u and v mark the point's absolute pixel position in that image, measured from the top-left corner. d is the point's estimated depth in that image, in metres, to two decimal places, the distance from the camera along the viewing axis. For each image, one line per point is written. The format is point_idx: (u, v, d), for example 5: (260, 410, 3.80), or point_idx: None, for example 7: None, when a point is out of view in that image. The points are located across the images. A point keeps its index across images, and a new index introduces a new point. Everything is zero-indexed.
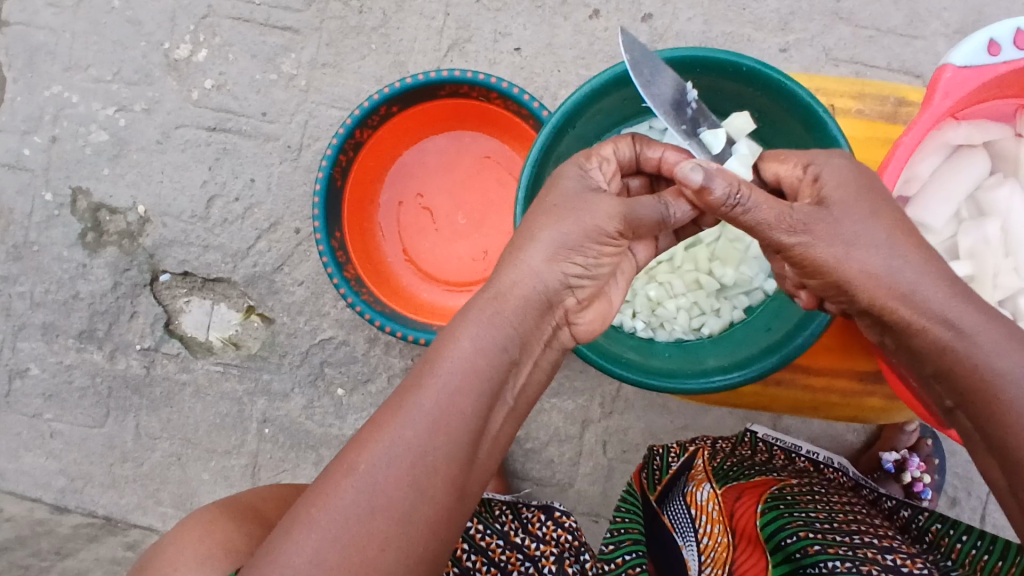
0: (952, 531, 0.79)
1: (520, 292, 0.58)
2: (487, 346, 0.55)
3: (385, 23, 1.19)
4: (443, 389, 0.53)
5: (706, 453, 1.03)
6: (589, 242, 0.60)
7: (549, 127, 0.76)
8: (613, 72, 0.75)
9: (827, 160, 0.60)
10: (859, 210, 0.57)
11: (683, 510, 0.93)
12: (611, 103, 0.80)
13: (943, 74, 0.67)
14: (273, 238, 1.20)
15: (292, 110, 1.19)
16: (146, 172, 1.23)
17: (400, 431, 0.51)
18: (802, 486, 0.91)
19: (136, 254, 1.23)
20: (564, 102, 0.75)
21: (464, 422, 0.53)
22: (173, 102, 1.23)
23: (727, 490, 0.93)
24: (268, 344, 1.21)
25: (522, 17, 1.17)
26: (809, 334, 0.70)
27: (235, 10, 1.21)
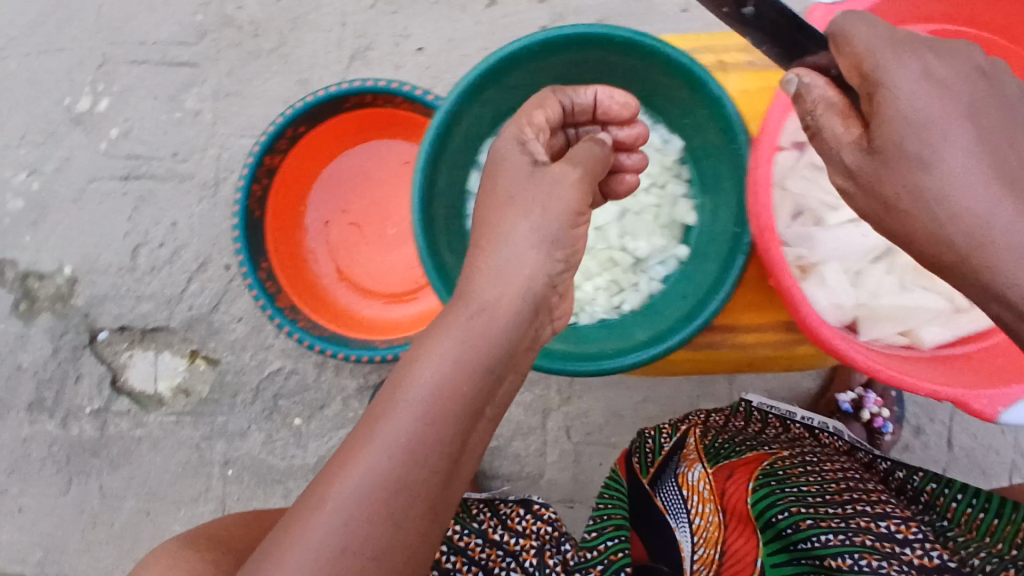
0: (947, 490, 0.85)
1: (507, 307, 0.56)
2: (463, 365, 0.53)
3: (282, 43, 1.16)
4: (416, 415, 0.50)
5: (697, 430, 1.04)
6: (561, 227, 0.59)
7: (438, 123, 0.69)
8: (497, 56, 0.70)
9: (915, 60, 0.54)
10: (934, 135, 0.53)
11: (675, 491, 0.96)
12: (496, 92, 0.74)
13: (815, 13, 0.65)
14: (205, 278, 1.18)
15: (202, 145, 1.17)
16: (68, 232, 1.21)
17: (370, 462, 0.49)
18: (796, 456, 0.94)
19: (71, 316, 1.21)
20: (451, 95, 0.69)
21: (445, 447, 0.51)
22: (83, 157, 1.20)
23: (718, 469, 0.96)
24: (218, 385, 1.19)
25: (420, 15, 1.15)
26: (721, 296, 0.68)
27: (130, 54, 1.18)
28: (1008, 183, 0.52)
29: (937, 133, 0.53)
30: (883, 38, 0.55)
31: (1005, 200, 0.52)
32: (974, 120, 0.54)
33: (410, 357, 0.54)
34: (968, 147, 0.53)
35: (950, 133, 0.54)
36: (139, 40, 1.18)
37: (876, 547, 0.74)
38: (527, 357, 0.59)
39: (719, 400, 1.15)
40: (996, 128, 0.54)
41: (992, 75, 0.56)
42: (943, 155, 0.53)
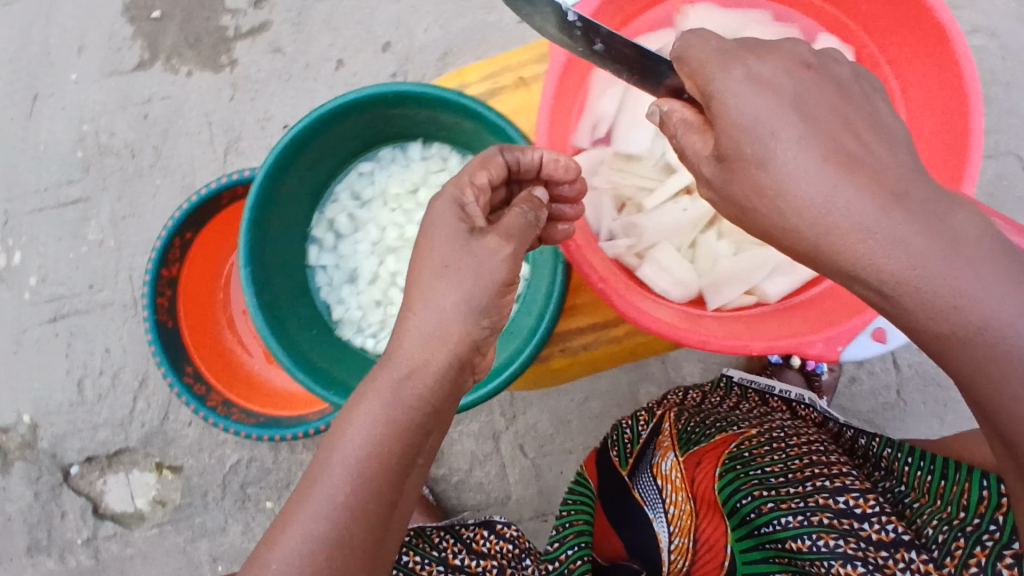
0: (900, 455, 0.85)
1: (436, 369, 0.53)
2: (395, 421, 0.51)
3: (160, 156, 1.21)
4: (350, 474, 0.49)
5: (673, 414, 1.03)
6: (491, 297, 0.55)
7: (244, 230, 0.69)
8: (277, 148, 0.69)
9: (746, 62, 0.51)
10: (768, 129, 0.49)
11: (651, 482, 0.97)
12: (297, 177, 0.74)
13: None
14: (148, 393, 1.24)
15: (113, 271, 1.22)
16: (17, 382, 1.27)
17: (308, 522, 0.49)
18: (763, 434, 0.93)
19: (40, 459, 1.27)
20: (246, 200, 0.68)
21: (379, 504, 0.50)
22: (12, 310, 1.26)
23: (689, 455, 0.95)
24: (188, 489, 1.24)
25: (277, 94, 1.18)
26: (551, 310, 0.71)
27: (28, 204, 1.24)
28: (847, 164, 0.48)
29: (778, 123, 0.49)
30: (720, 46, 0.52)
31: (846, 181, 0.47)
32: (806, 106, 0.50)
33: (342, 418, 0.53)
34: (806, 131, 0.49)
35: (781, 127, 0.49)
36: (33, 190, 1.24)
37: (834, 525, 0.77)
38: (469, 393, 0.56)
39: (656, 381, 1.16)
40: (835, 116, 0.50)
41: (817, 66, 0.52)
42: (782, 144, 0.49)
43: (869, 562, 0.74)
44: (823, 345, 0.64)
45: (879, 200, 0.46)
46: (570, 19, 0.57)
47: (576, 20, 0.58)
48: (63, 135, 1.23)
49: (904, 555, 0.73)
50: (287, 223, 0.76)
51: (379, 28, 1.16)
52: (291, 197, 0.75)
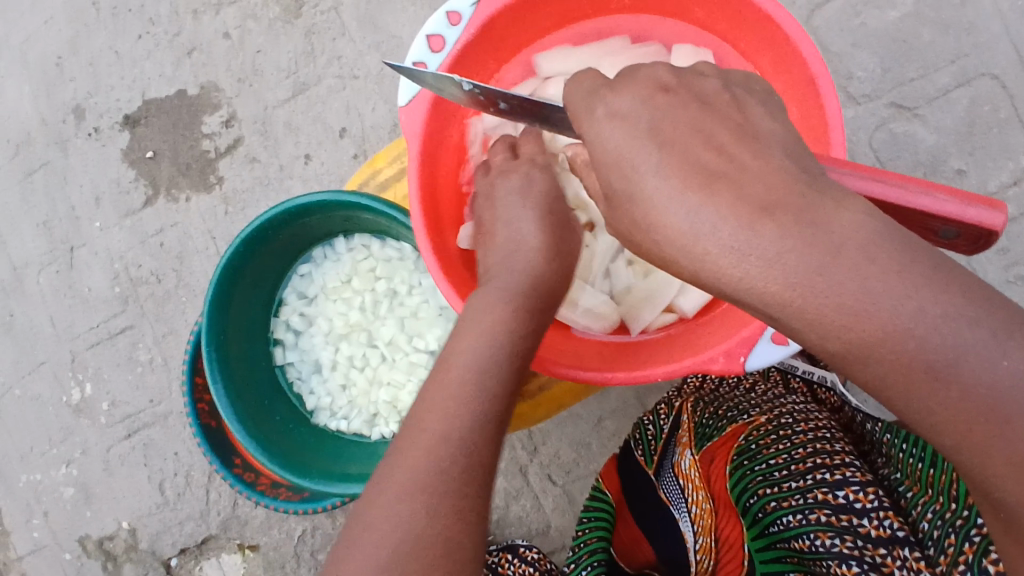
0: (896, 439, 0.81)
1: (521, 332, 0.62)
2: (491, 375, 0.59)
3: (180, 277, 1.36)
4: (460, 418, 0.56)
5: (690, 406, 1.04)
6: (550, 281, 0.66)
7: (207, 355, 0.77)
8: (216, 276, 0.77)
9: (611, 100, 0.51)
10: (640, 155, 0.47)
11: (673, 481, 0.96)
12: (242, 297, 0.82)
13: (402, 120, 0.68)
14: (217, 484, 1.38)
15: (167, 384, 1.38)
16: (113, 495, 1.44)
17: (406, 472, 0.54)
18: (773, 419, 0.92)
19: (144, 559, 1.43)
20: (200, 327, 0.76)
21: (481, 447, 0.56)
22: (95, 434, 1.44)
23: (704, 452, 0.95)
24: (268, 564, 1.37)
25: (263, 201, 1.31)
26: None
27: (87, 341, 1.42)
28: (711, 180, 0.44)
29: (641, 153, 0.47)
30: (595, 91, 0.52)
31: (705, 205, 0.44)
32: (666, 131, 0.47)
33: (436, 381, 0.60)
34: (667, 151, 0.46)
35: (652, 149, 0.47)
36: (88, 328, 1.42)
37: (832, 522, 0.76)
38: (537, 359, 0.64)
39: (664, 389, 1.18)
40: (697, 127, 0.47)
41: (677, 86, 0.51)
42: (648, 168, 0.47)
43: (865, 563, 0.72)
44: (724, 360, 0.62)
45: (743, 217, 0.42)
46: (467, 89, 0.60)
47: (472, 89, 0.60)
48: (101, 277, 1.41)
49: (899, 554, 0.71)
50: (245, 339, 0.84)
51: (333, 119, 1.27)
52: (242, 316, 0.83)
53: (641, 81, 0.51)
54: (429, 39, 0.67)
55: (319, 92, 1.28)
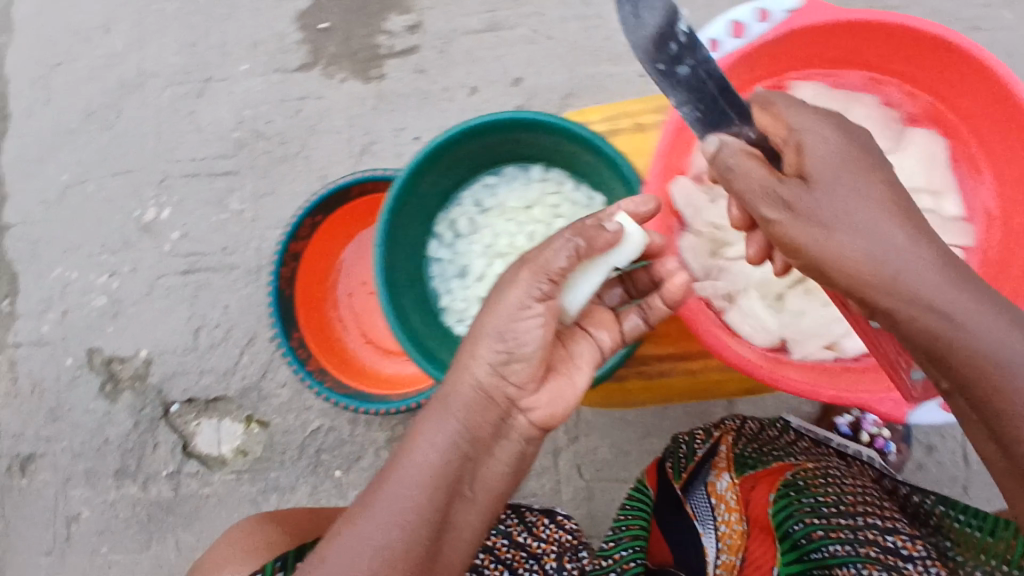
0: (951, 513, 0.89)
1: (466, 403, 0.76)
2: (439, 452, 0.73)
3: (303, 147, 1.37)
4: (423, 471, 0.72)
5: (730, 438, 1.07)
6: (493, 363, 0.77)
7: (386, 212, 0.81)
8: (426, 149, 0.81)
9: (822, 135, 0.59)
10: (852, 185, 0.57)
11: (704, 499, 1.03)
12: (434, 179, 0.86)
13: None
14: (254, 351, 1.37)
15: (246, 240, 1.38)
16: (142, 321, 1.43)
17: (398, 509, 0.70)
18: (819, 468, 0.97)
19: (148, 392, 1.42)
20: (392, 185, 0.80)
21: (434, 496, 0.71)
22: (152, 258, 1.43)
23: (744, 479, 1.01)
24: (269, 445, 1.37)
25: (414, 111, 1.32)
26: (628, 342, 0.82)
27: (184, 169, 1.42)
28: (904, 215, 0.56)
29: (846, 184, 0.57)
30: (801, 117, 0.61)
31: (900, 240, 0.55)
32: (857, 166, 0.58)
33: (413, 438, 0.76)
34: (870, 191, 0.57)
35: (866, 188, 0.57)
36: (190, 158, 1.42)
37: (880, 559, 0.81)
38: (483, 491, 0.76)
39: None
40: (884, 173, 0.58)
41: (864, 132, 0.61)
42: (857, 198, 0.57)
43: None
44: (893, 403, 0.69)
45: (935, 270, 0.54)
46: (680, 27, 0.62)
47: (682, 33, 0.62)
48: (225, 117, 1.41)
49: None
50: (417, 220, 0.88)
51: (513, 64, 1.29)
52: (425, 197, 0.87)
53: (846, 128, 0.60)
54: (731, 25, 0.73)
55: (510, 36, 1.30)
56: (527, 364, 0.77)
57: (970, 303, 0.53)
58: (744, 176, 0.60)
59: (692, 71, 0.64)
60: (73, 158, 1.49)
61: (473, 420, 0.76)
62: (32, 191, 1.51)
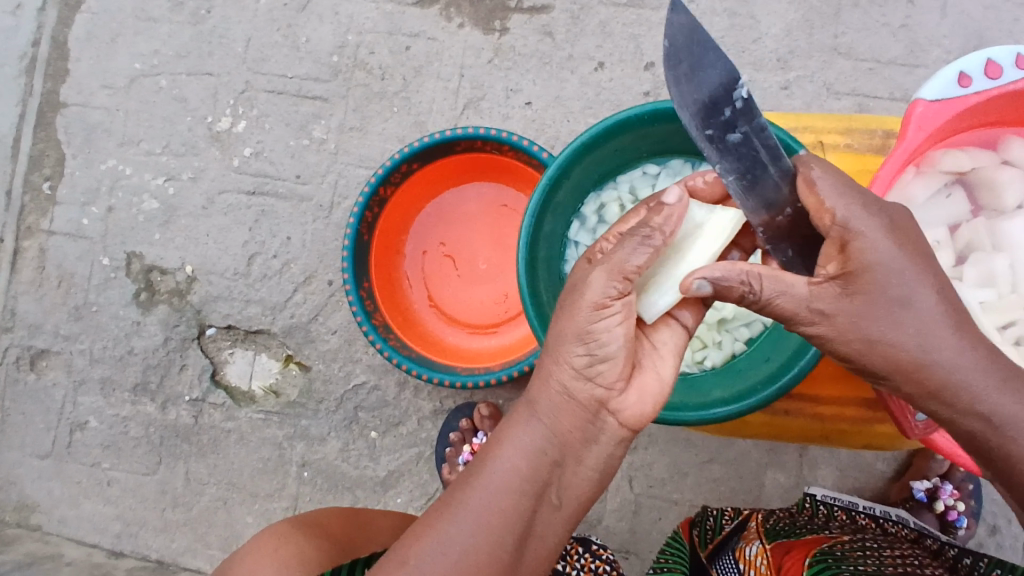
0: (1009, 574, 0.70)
1: (548, 404, 0.61)
2: (518, 462, 0.59)
3: (405, 87, 1.28)
4: (496, 487, 0.58)
5: (760, 516, 0.92)
6: (573, 360, 0.61)
7: (543, 183, 0.79)
8: (593, 131, 0.79)
9: (871, 232, 0.57)
10: (899, 290, 0.56)
11: (732, 565, 0.82)
12: (599, 155, 0.84)
13: (916, 108, 0.70)
14: (309, 290, 1.29)
15: (322, 172, 1.29)
16: (194, 235, 1.34)
17: (463, 536, 0.56)
18: (855, 540, 0.79)
19: (184, 310, 1.33)
20: (557, 158, 0.78)
21: (507, 520, 0.57)
22: (216, 170, 1.34)
23: (777, 546, 0.80)
24: (306, 391, 1.29)
25: (531, 73, 1.24)
26: (782, 383, 0.74)
27: (270, 84, 1.33)
28: (957, 317, 0.56)
29: (896, 289, 0.56)
30: (850, 209, 0.58)
31: (954, 342, 0.55)
32: (898, 267, 0.56)
33: (489, 446, 0.62)
34: (922, 293, 0.56)
35: (916, 290, 0.56)
36: (279, 73, 1.32)
37: None
38: (570, 502, 0.61)
39: (785, 471, 1.16)
40: (935, 273, 0.57)
41: (908, 226, 0.58)
42: (902, 306, 0.56)
43: None
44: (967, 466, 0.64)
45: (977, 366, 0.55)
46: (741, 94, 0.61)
47: (741, 100, 0.61)
48: (326, 38, 1.31)
49: None
50: (566, 196, 0.85)
51: (648, 48, 1.22)
52: (585, 171, 0.85)
53: (899, 223, 0.58)
54: (989, 63, 0.70)
55: (650, 18, 1.23)
56: (616, 362, 0.61)
57: (1015, 408, 0.53)
58: (781, 291, 0.59)
59: (745, 138, 0.62)
60: (149, 46, 1.38)
61: (546, 426, 0.61)
62: (98, 72, 1.40)
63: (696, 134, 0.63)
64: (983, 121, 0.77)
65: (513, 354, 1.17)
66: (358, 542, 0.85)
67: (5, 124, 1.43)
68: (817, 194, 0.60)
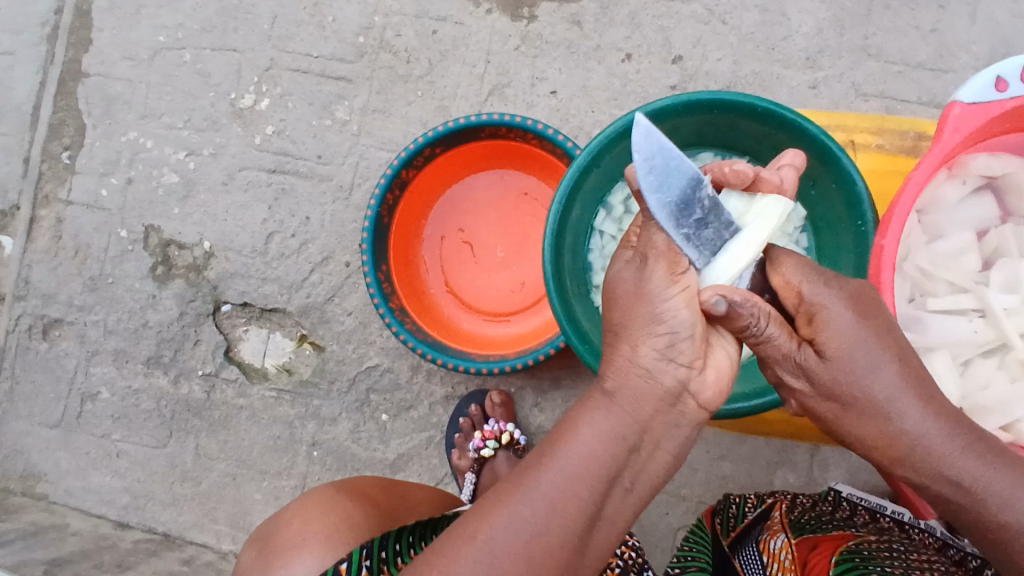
0: None
1: (628, 389, 0.58)
2: (596, 446, 0.56)
3: (430, 71, 1.28)
4: (572, 471, 0.55)
5: (784, 505, 0.90)
6: (653, 345, 0.58)
7: (577, 165, 0.79)
8: (630, 117, 0.78)
9: (833, 306, 0.58)
10: (867, 361, 0.56)
11: (756, 558, 0.83)
12: (631, 144, 0.83)
13: (952, 110, 0.70)
14: (326, 271, 1.29)
15: (344, 152, 1.29)
16: (212, 211, 1.34)
17: (534, 515, 0.55)
18: (882, 541, 0.79)
19: (201, 286, 1.33)
20: (592, 142, 0.78)
21: (581, 505, 0.55)
22: (237, 146, 1.33)
23: (803, 539, 0.81)
24: (319, 370, 1.29)
25: (558, 62, 1.24)
26: None
27: (295, 62, 1.32)
28: (922, 387, 0.56)
29: (862, 361, 0.56)
30: (813, 285, 0.59)
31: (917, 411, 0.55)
32: (858, 339, 0.56)
33: (563, 426, 0.59)
34: (885, 365, 0.56)
35: (880, 362, 0.56)
36: (304, 52, 1.32)
37: None
38: (641, 487, 0.59)
39: (796, 471, 1.16)
40: (893, 344, 0.57)
41: (871, 298, 0.59)
42: (871, 375, 0.56)
43: None
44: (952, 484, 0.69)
45: (936, 434, 0.55)
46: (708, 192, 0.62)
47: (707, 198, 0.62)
48: (352, 18, 1.31)
49: None
50: (597, 182, 0.85)
51: (677, 41, 1.22)
52: (617, 158, 0.85)
53: (860, 297, 0.58)
54: None
55: (680, 10, 1.22)
56: (695, 342, 0.59)
57: (983, 469, 0.54)
58: (773, 340, 0.59)
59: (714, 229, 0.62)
60: (174, 19, 1.38)
61: (628, 412, 0.58)
62: (120, 44, 1.40)
63: (672, 234, 0.61)
64: (1018, 126, 0.76)
65: (529, 342, 1.17)
66: (399, 511, 0.85)
67: (25, 92, 1.43)
68: (784, 273, 0.62)
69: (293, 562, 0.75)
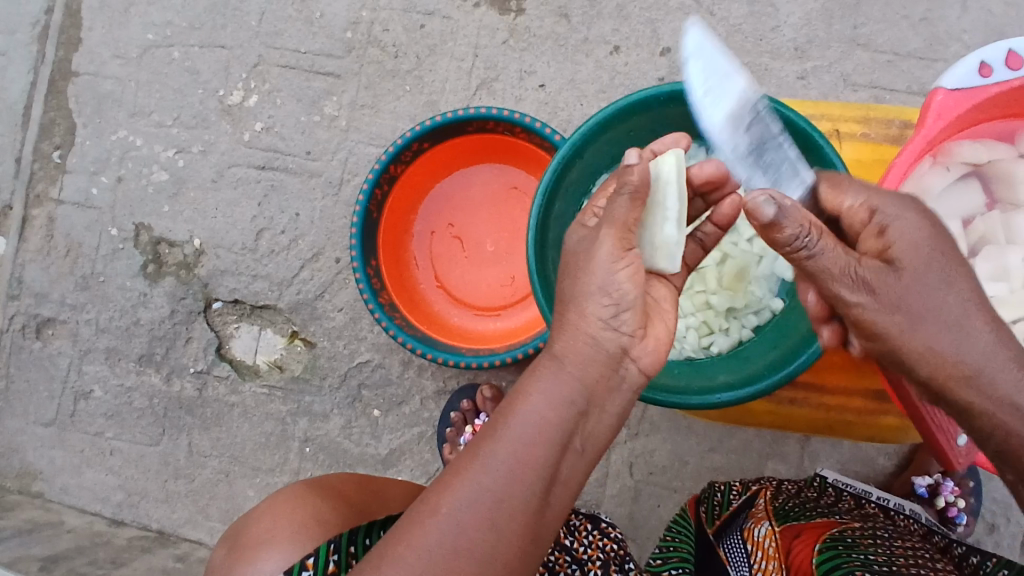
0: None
1: (576, 352, 0.61)
2: (548, 408, 0.57)
3: (418, 66, 1.27)
4: (525, 433, 0.56)
5: (769, 492, 0.91)
6: (591, 309, 0.62)
7: (559, 156, 0.79)
8: (613, 109, 0.78)
9: (912, 221, 0.59)
10: (939, 276, 0.57)
11: (739, 545, 0.82)
12: (615, 134, 0.83)
13: (935, 98, 0.70)
14: (316, 267, 1.29)
15: (333, 148, 1.29)
16: (202, 208, 1.34)
17: (490, 482, 0.55)
18: (866, 528, 0.79)
19: (191, 283, 1.33)
20: (574, 132, 0.78)
21: (537, 468, 0.56)
22: (226, 144, 1.33)
23: (786, 527, 0.81)
24: (310, 367, 1.29)
25: (546, 55, 1.24)
26: (789, 371, 0.74)
27: (283, 58, 1.32)
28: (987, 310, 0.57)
29: (934, 277, 0.57)
30: (887, 200, 0.60)
31: (978, 330, 0.56)
32: (928, 254, 0.57)
33: (516, 392, 0.60)
34: (955, 285, 0.57)
35: (952, 278, 0.57)
36: (293, 48, 1.32)
37: None
38: (592, 449, 0.60)
39: (787, 462, 1.16)
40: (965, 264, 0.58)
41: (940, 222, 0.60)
42: (939, 290, 0.57)
43: None
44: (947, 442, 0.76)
45: (999, 356, 0.55)
46: None
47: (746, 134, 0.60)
48: (340, 14, 1.31)
49: None
50: (581, 174, 0.85)
51: (665, 34, 1.21)
52: (601, 148, 0.84)
53: (931, 214, 0.60)
54: (1011, 54, 0.69)
55: (669, 2, 1.21)
56: (635, 310, 0.63)
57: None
58: (828, 251, 0.59)
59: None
60: (163, 17, 1.38)
61: (576, 375, 0.59)
62: (111, 42, 1.40)
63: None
64: (1004, 112, 0.76)
65: (519, 336, 1.17)
66: (372, 507, 0.85)
67: (17, 91, 1.43)
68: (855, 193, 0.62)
69: (261, 557, 0.75)
